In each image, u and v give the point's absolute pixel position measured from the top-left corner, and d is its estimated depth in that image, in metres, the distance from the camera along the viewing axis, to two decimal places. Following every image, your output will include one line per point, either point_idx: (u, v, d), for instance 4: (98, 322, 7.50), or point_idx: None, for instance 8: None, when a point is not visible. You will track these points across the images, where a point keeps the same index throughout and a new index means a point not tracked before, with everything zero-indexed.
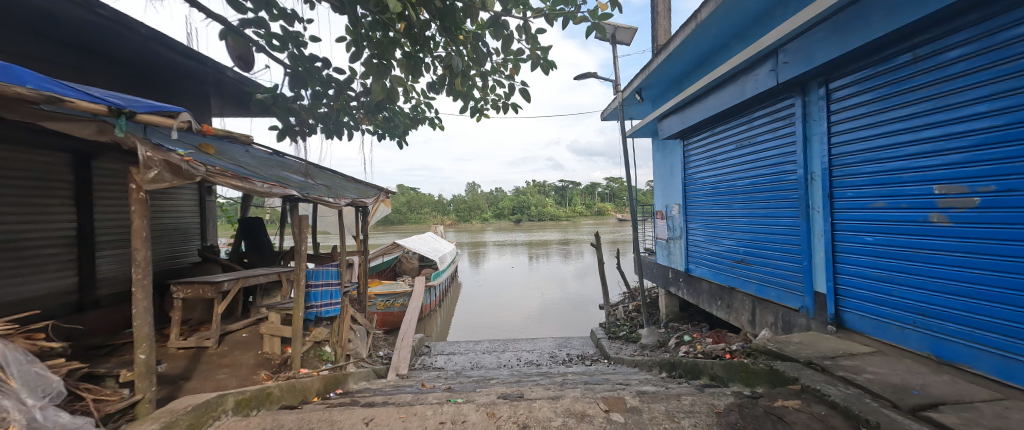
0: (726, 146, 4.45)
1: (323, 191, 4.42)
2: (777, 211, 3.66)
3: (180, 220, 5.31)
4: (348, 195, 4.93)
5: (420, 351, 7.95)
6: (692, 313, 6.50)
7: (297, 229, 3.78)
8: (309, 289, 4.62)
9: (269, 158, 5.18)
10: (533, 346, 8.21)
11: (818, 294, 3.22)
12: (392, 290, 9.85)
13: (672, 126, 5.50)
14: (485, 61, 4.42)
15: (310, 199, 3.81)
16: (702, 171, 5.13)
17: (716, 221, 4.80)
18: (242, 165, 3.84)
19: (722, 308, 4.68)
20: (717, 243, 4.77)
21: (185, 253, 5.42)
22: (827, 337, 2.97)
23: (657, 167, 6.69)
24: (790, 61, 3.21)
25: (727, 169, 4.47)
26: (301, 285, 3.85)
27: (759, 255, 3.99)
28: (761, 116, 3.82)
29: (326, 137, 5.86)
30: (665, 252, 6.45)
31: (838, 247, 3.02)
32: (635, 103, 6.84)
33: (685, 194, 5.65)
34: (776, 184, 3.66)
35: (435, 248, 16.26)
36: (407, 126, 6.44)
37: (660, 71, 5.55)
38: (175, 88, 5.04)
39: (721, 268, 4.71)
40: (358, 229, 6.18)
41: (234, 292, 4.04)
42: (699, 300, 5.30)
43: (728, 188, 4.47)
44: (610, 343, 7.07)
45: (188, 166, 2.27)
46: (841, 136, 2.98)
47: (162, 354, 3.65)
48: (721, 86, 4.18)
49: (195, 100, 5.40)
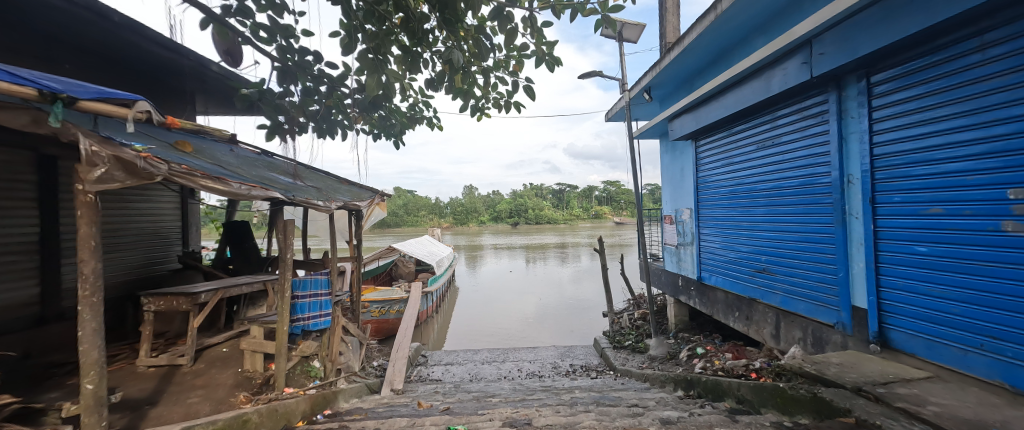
0: (746, 147, 4.16)
1: (313, 194, 4.08)
2: (807, 216, 3.37)
3: (158, 223, 4.95)
4: (340, 198, 4.59)
5: (416, 362, 7.58)
6: (703, 323, 6.21)
7: (281, 235, 3.43)
8: (295, 300, 4.22)
9: (257, 158, 4.83)
10: (535, 356, 7.86)
11: (858, 309, 2.92)
12: (387, 296, 9.48)
13: (685, 125, 5.18)
14: (487, 56, 4.14)
15: (298, 202, 3.48)
16: (716, 173, 4.85)
17: (733, 227, 4.51)
18: (221, 165, 3.50)
19: (740, 320, 4.38)
20: (734, 250, 4.48)
21: (164, 260, 5.04)
22: (871, 359, 2.67)
23: (665, 170, 6.41)
24: (826, 52, 2.91)
25: (746, 172, 4.18)
26: (285, 298, 3.50)
27: (784, 264, 3.69)
28: (787, 113, 3.53)
29: (318, 137, 5.55)
30: (674, 258, 6.16)
31: (881, 258, 2.72)
32: (642, 103, 6.58)
33: (697, 198, 5.35)
34: (805, 187, 3.37)
35: (432, 252, 15.90)
36: (404, 125, 6.12)
37: (671, 69, 5.26)
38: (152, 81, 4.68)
39: (738, 277, 4.41)
40: (351, 234, 5.83)
41: (213, 303, 3.68)
42: (713, 310, 5.00)
43: (747, 191, 4.18)
44: (615, 353, 6.75)
45: (146, 164, 1.93)
46: (884, 135, 2.69)
47: (130, 374, 3.31)
48: (742, 82, 3.89)
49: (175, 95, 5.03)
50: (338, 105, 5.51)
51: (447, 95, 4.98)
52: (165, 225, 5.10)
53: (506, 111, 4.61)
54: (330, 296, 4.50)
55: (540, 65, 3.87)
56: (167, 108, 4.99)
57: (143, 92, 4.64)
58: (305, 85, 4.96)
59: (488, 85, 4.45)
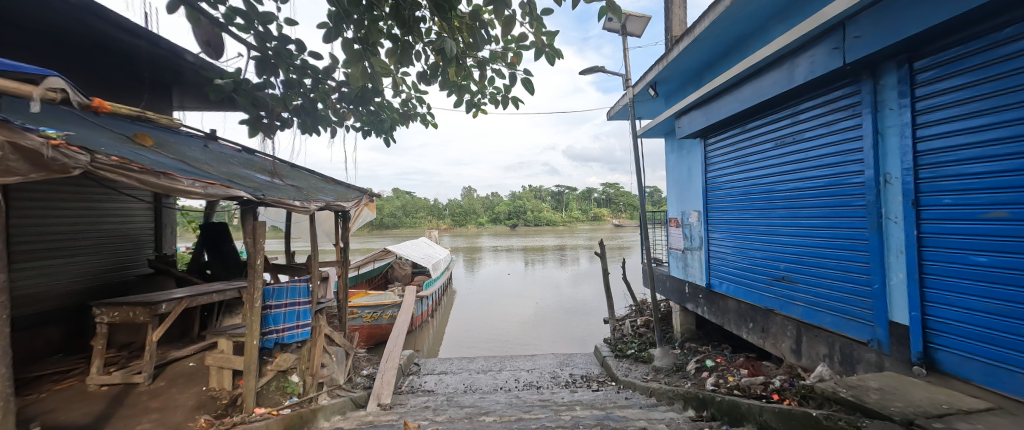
0: (763, 145, 3.83)
1: (291, 193, 3.73)
2: (835, 221, 3.05)
3: (127, 225, 4.60)
4: (323, 198, 4.25)
5: (409, 371, 7.22)
6: (710, 332, 5.88)
7: (250, 238, 3.06)
8: (267, 311, 3.76)
9: (233, 155, 4.49)
10: (533, 365, 7.51)
11: (897, 326, 2.58)
12: (380, 301, 9.12)
13: (694, 122, 4.83)
14: (482, 46, 3.82)
15: (270, 201, 3.11)
16: (727, 174, 4.53)
17: (746, 231, 4.18)
18: (185, 161, 3.15)
19: (755, 333, 4.05)
20: (748, 255, 4.15)
21: (133, 264, 4.67)
22: (916, 384, 2.33)
23: (670, 170, 6.10)
24: (862, 35, 2.56)
25: (763, 171, 3.86)
26: (255, 309, 3.15)
27: (807, 273, 3.36)
28: (813, 107, 3.20)
29: (303, 133, 5.22)
30: (680, 263, 5.83)
31: (927, 268, 2.39)
32: (646, 100, 6.26)
33: (706, 199, 5.03)
34: (833, 188, 3.05)
35: (429, 254, 15.54)
36: (395, 121, 5.79)
37: (678, 62, 4.93)
38: (124, 72, 4.35)
39: (752, 285, 4.08)
40: (338, 236, 5.47)
41: (176, 314, 3.32)
42: (723, 320, 4.66)
43: (764, 192, 3.85)
44: (617, 363, 6.41)
45: (56, 154, 1.66)
46: (931, 128, 2.36)
47: (78, 394, 2.97)
48: (760, 73, 3.55)
49: (151, 88, 4.70)
50: (324, 99, 5.17)
51: (441, 89, 4.67)
52: (135, 227, 4.74)
53: (504, 106, 4.30)
54: (310, 305, 4.09)
55: (539, 58, 3.53)
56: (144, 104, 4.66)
57: (113, 85, 4.30)
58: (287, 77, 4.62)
59: (484, 79, 4.12)
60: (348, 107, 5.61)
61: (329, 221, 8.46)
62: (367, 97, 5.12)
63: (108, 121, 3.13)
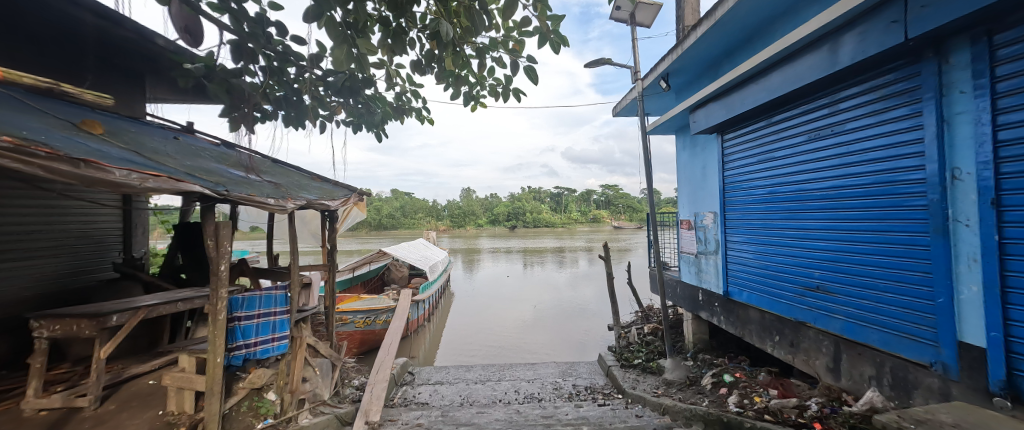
0: (794, 138, 3.45)
1: (268, 190, 3.34)
2: (883, 224, 2.67)
3: (92, 226, 4.19)
4: (305, 195, 3.85)
5: (402, 381, 6.80)
6: (724, 342, 5.50)
7: (212, 240, 2.66)
8: (235, 324, 3.22)
9: (207, 149, 4.09)
10: (534, 374, 7.09)
11: (968, 348, 2.18)
12: (373, 305, 8.70)
13: (710, 116, 4.44)
14: (481, 29, 3.37)
15: (236, 198, 2.72)
16: (748, 172, 4.14)
17: (772, 235, 3.79)
18: (137, 151, 2.75)
19: (781, 347, 3.66)
20: (774, 261, 3.76)
21: (96, 269, 4.24)
22: (1000, 421, 1.93)
23: (682, 169, 5.72)
24: (929, 4, 2.15)
25: (794, 168, 3.47)
26: (219, 321, 2.74)
27: (847, 282, 2.98)
28: (857, 94, 2.81)
29: (286, 126, 4.85)
30: (692, 269, 5.44)
31: (1010, 281, 1.99)
32: (656, 94, 5.88)
33: (722, 200, 4.65)
34: (881, 187, 2.66)
35: (426, 256, 15.15)
36: (388, 116, 5.39)
37: (694, 51, 4.55)
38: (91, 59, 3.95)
39: (779, 294, 3.69)
40: (324, 237, 5.06)
41: (130, 327, 2.91)
42: (743, 331, 4.28)
43: (795, 192, 3.47)
44: (623, 373, 6.02)
45: None
46: (1016, 112, 1.96)
47: (9, 421, 2.57)
48: (793, 57, 3.16)
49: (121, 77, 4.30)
50: (310, 90, 4.78)
51: (437, 80, 4.26)
52: (101, 228, 4.32)
53: (505, 98, 3.91)
54: (288, 315, 3.60)
55: (541, 47, 3.17)
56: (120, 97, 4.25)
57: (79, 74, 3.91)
58: (267, 63, 4.23)
59: (483, 68, 3.71)
60: (337, 100, 5.22)
61: (317, 221, 8.03)
62: (355, 88, 4.74)
63: (45, 105, 2.73)
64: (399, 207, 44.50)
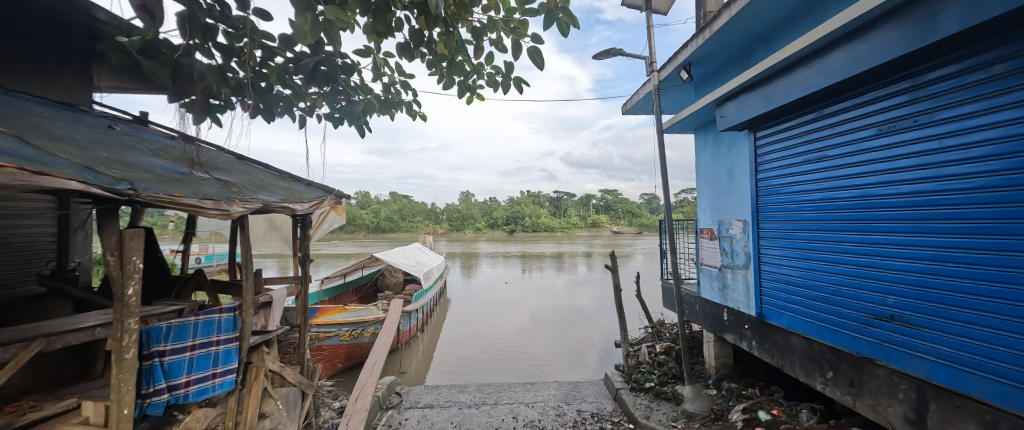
0: (857, 133, 2.85)
1: (211, 190, 2.69)
2: (998, 240, 2.06)
3: (15, 232, 3.51)
4: (265, 197, 3.21)
5: (387, 403, 6.12)
6: (749, 367, 4.86)
7: (115, 255, 2.01)
8: (152, 361, 2.43)
9: (150, 140, 3.44)
10: (535, 397, 6.39)
11: None
12: (360, 317, 8.03)
13: (743, 109, 3.83)
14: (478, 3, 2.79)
15: (149, 199, 2.07)
16: (790, 174, 3.53)
17: (824, 249, 3.18)
18: (24, 136, 2.11)
19: (837, 386, 3.02)
20: (828, 281, 3.14)
21: (18, 283, 3.56)
22: None
23: (703, 170, 5.09)
24: None
25: (856, 169, 2.87)
26: (124, 362, 2.09)
27: (938, 313, 2.35)
28: (958, 75, 2.23)
29: (262, 119, 4.22)
30: (714, 284, 4.80)
31: None
32: (674, 88, 5.27)
33: (754, 207, 4.03)
34: (996, 192, 2.07)
35: (422, 261, 14.44)
36: (374, 110, 4.78)
37: (725, 34, 3.94)
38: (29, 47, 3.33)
39: (834, 322, 3.07)
40: (296, 245, 4.42)
41: (18, 365, 2.23)
42: (782, 362, 3.62)
43: (856, 197, 2.87)
44: (634, 399, 5.35)
45: None
46: None
47: None
48: (865, 32, 2.57)
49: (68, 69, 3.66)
50: (284, 81, 4.12)
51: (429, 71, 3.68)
52: (28, 234, 3.64)
53: (505, 89, 3.29)
54: (237, 342, 2.93)
55: (547, 30, 2.58)
56: (61, 87, 3.58)
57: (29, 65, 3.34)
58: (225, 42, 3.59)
59: (479, 53, 3.11)
60: (317, 91, 4.61)
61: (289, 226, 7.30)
62: (332, 76, 4.09)
63: None
64: (396, 210, 43.79)
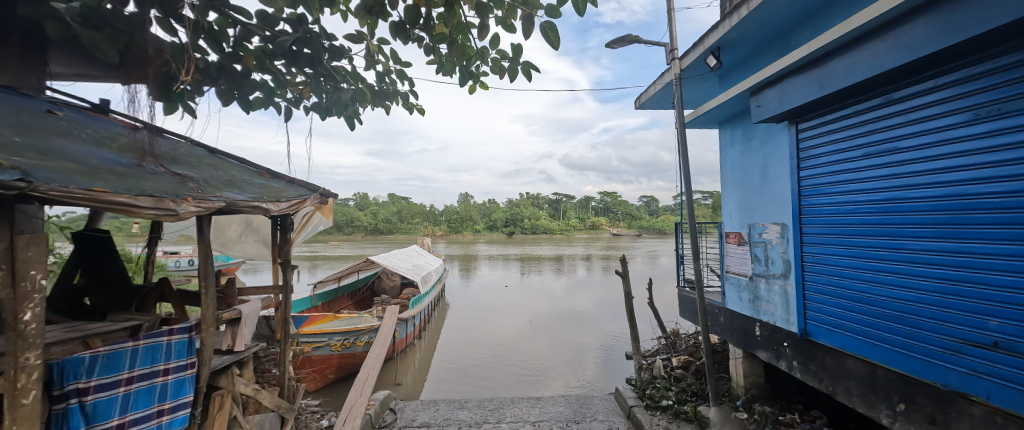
0: (938, 121, 2.38)
1: (159, 186, 2.21)
2: None
3: None
4: (233, 195, 2.72)
5: (380, 422, 5.60)
6: (781, 386, 4.38)
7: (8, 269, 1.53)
8: (71, 403, 1.90)
9: (97, 127, 2.91)
10: (540, 414, 5.88)
11: None
12: (353, 325, 7.52)
13: (784, 98, 3.36)
14: None
15: (57, 195, 1.59)
16: (845, 171, 3.05)
17: (893, 258, 2.69)
18: None
19: (911, 423, 2.53)
20: (898, 297, 2.66)
21: None
22: None
23: (729, 168, 4.63)
24: None
25: (936, 163, 2.39)
26: (25, 409, 1.60)
27: None
28: None
29: (243, 109, 3.64)
30: (744, 295, 4.31)
31: None
32: (696, 77, 4.80)
33: (795, 208, 3.55)
34: None
35: (421, 265, 13.90)
36: (362, 103, 4.26)
37: (760, 14, 3.46)
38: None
39: (908, 346, 2.59)
40: (276, 250, 3.91)
41: None
42: (833, 388, 3.13)
43: (937, 197, 2.39)
44: (651, 420, 4.84)
45: None
46: None
47: None
48: None
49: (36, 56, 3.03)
50: (264, 66, 3.54)
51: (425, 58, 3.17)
52: None
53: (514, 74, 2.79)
54: (191, 368, 2.49)
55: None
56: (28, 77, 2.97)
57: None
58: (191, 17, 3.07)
59: (484, 33, 2.59)
60: (303, 80, 4.10)
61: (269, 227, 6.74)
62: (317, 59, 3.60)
63: None
64: (394, 212, 43.23)
